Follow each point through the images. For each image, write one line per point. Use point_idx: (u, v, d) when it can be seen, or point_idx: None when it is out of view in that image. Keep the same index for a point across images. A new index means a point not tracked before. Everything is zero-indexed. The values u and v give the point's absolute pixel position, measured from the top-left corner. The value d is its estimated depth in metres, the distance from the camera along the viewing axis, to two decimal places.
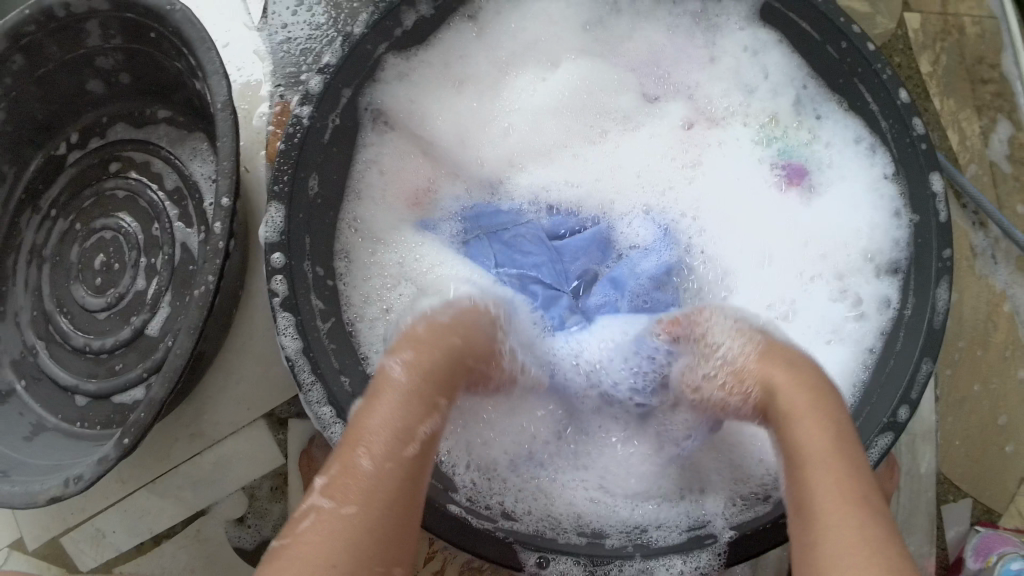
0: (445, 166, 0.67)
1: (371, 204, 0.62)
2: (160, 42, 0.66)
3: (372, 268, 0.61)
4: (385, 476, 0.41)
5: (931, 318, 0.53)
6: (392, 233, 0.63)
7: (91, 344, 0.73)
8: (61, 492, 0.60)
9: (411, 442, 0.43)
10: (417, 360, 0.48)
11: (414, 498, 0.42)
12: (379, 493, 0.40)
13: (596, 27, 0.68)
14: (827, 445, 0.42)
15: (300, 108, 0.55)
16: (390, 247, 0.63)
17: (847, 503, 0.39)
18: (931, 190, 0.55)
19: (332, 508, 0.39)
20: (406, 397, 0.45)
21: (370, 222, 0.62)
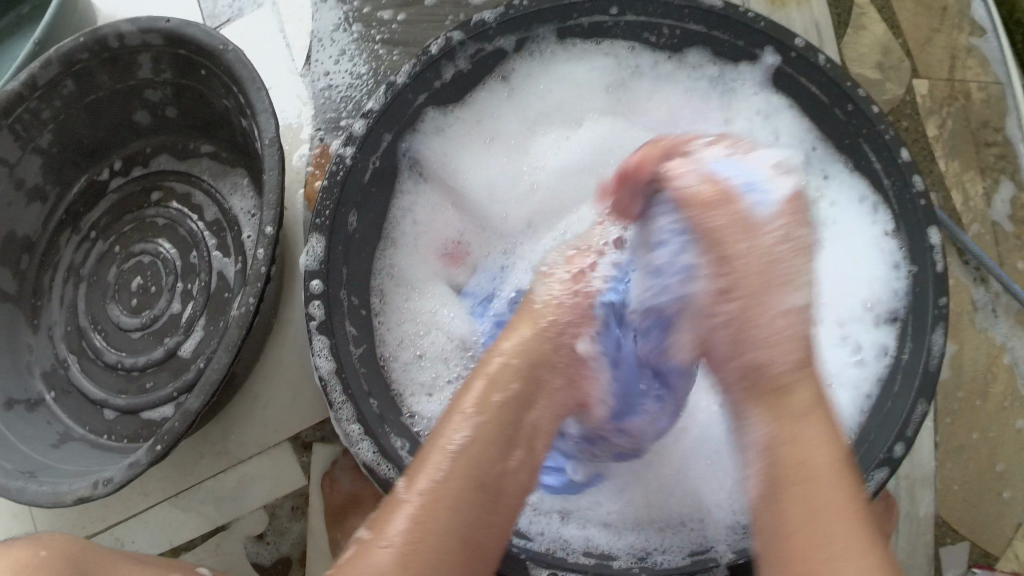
0: (474, 219, 0.70)
1: (406, 253, 0.66)
2: (210, 80, 0.70)
3: (406, 315, 0.64)
4: (435, 510, 0.46)
5: (927, 361, 0.57)
6: (426, 283, 0.67)
7: (123, 361, 0.75)
8: (90, 493, 0.63)
9: (444, 464, 0.48)
10: (484, 400, 0.51)
11: (473, 521, 0.47)
12: (426, 522, 0.45)
13: (618, 89, 0.70)
14: (821, 437, 0.47)
15: (343, 148, 0.58)
16: (424, 295, 0.66)
17: (837, 541, 0.42)
18: (929, 244, 0.59)
19: (370, 539, 0.45)
20: (466, 425, 0.50)
21: (406, 269, 0.66)
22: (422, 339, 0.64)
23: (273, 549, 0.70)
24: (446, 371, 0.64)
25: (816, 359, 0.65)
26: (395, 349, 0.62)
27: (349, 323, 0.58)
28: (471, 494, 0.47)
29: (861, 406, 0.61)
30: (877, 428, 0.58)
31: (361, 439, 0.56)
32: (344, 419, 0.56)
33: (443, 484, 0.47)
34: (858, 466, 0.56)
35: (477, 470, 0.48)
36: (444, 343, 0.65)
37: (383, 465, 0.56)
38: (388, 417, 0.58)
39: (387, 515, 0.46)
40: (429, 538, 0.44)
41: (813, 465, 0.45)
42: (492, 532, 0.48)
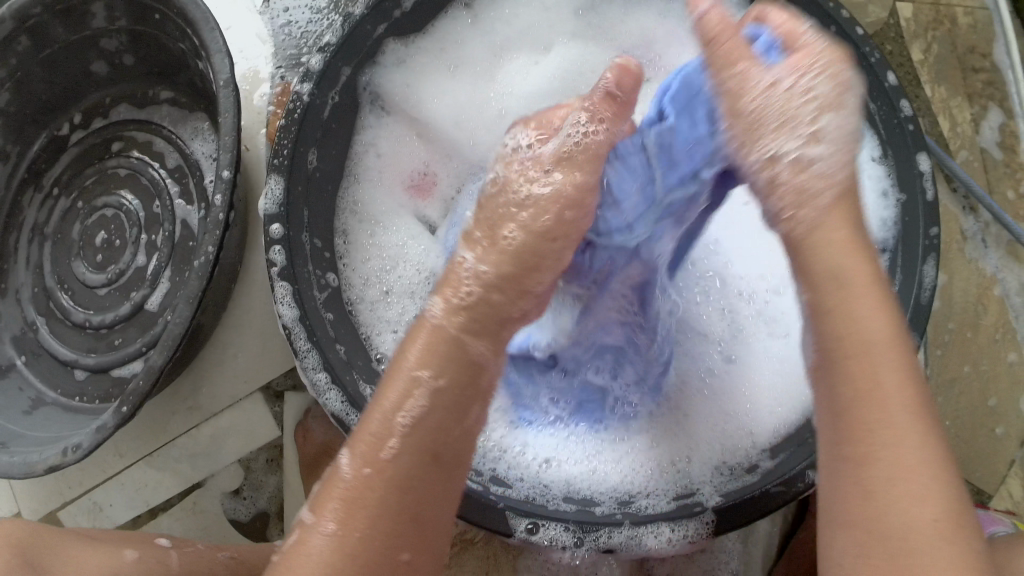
0: (441, 149, 0.68)
1: (370, 187, 0.64)
2: (164, 23, 0.68)
3: (371, 251, 0.63)
4: (379, 487, 0.42)
5: (918, 295, 0.55)
6: (390, 217, 0.65)
7: (91, 320, 0.73)
8: (59, 461, 0.61)
9: (390, 437, 0.44)
10: (428, 362, 0.45)
11: (421, 497, 0.43)
12: (366, 499, 0.42)
13: (587, 12, 0.69)
14: (886, 331, 0.39)
15: (300, 85, 0.57)
16: (389, 230, 0.64)
17: (902, 458, 0.37)
18: (918, 171, 0.58)
19: (312, 523, 0.43)
20: (402, 392, 0.44)
21: (370, 205, 0.64)
22: (388, 276, 0.63)
23: (249, 505, 0.69)
24: (411, 305, 0.63)
25: None
26: (361, 290, 0.61)
27: (312, 267, 0.56)
28: (421, 472, 0.43)
29: None
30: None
31: (329, 387, 0.53)
32: (309, 368, 0.53)
33: (389, 467, 0.43)
34: None
35: (428, 445, 0.44)
36: (412, 275, 0.64)
37: (351, 413, 0.53)
38: (356, 362, 0.56)
39: (334, 495, 0.43)
40: (372, 514, 0.42)
41: (868, 383, 0.39)
42: (445, 503, 0.44)
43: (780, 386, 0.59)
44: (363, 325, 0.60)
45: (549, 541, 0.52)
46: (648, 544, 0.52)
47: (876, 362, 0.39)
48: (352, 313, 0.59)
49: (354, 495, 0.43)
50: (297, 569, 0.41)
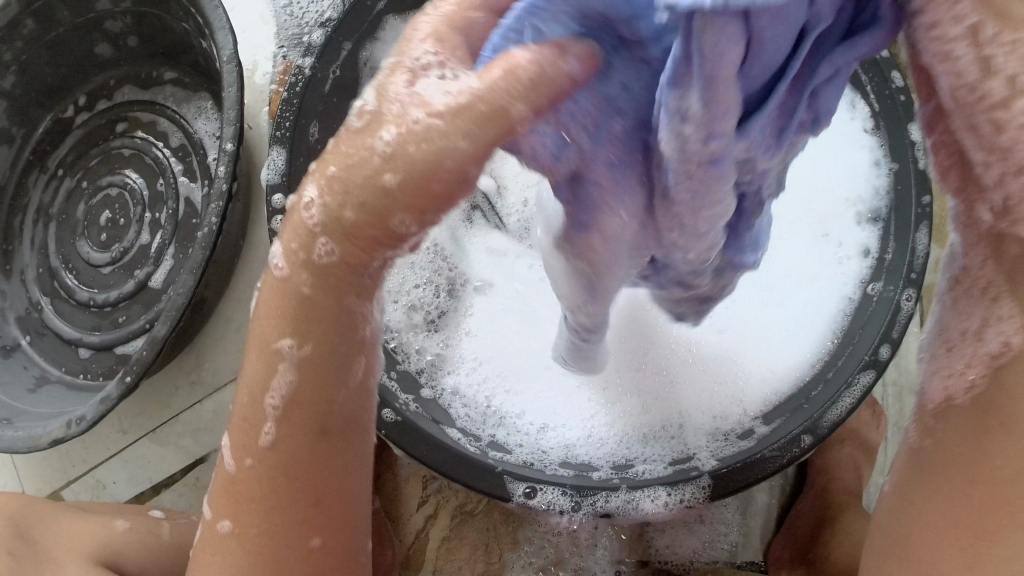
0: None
1: None
2: (168, 4, 0.70)
3: None
4: (266, 480, 0.40)
5: (912, 260, 0.55)
6: None
7: (95, 298, 0.74)
8: (64, 433, 0.62)
9: (264, 426, 0.39)
10: (272, 326, 0.37)
11: (318, 474, 0.40)
12: (256, 495, 0.40)
13: None
14: None
15: (303, 60, 0.60)
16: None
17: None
18: (912, 140, 0.58)
19: (217, 516, 0.42)
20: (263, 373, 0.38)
21: None
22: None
23: None
24: (413, 275, 0.63)
25: (805, 258, 0.62)
26: None
27: None
28: (302, 451, 0.39)
29: (845, 308, 0.59)
30: (861, 327, 0.56)
31: None
32: None
33: (272, 457, 0.39)
34: (843, 369, 0.54)
35: (311, 425, 0.39)
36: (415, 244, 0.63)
37: None
38: None
39: (228, 492, 0.41)
40: (262, 515, 0.40)
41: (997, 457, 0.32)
42: (340, 466, 0.41)
43: (779, 353, 0.59)
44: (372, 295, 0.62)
45: (547, 505, 0.52)
46: (645, 507, 0.53)
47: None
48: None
49: (246, 495, 0.41)
50: (212, 561, 0.42)
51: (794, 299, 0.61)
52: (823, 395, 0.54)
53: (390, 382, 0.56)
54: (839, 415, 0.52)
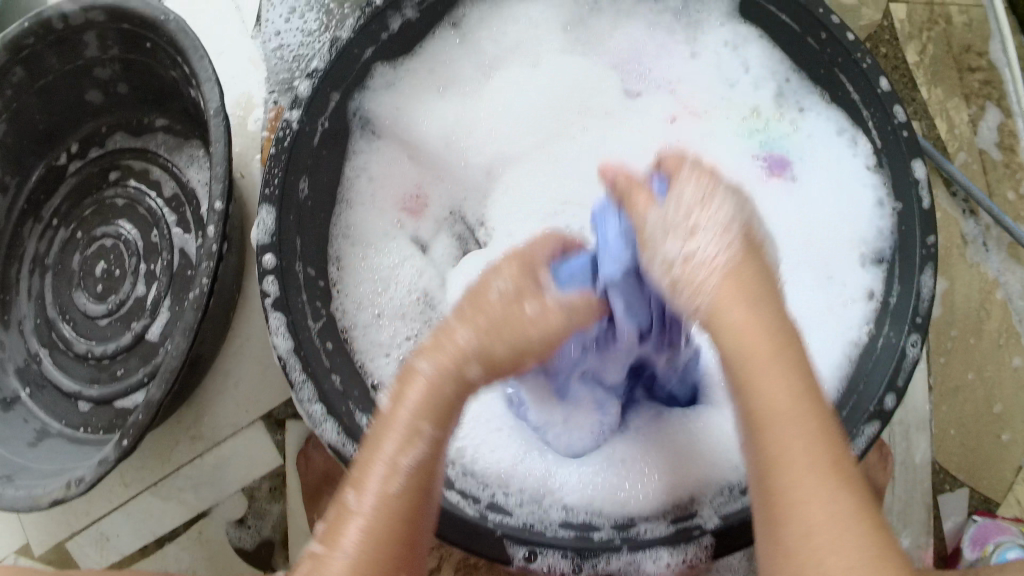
0: (433, 171, 0.71)
1: (362, 209, 0.66)
2: (155, 52, 0.69)
3: (362, 273, 0.64)
4: (388, 517, 0.39)
5: (916, 305, 0.54)
6: (381, 239, 0.66)
7: (93, 350, 0.74)
8: (65, 494, 0.61)
9: (395, 478, 0.39)
10: (423, 392, 0.41)
11: (416, 532, 0.40)
12: (374, 532, 0.38)
13: (576, 27, 0.71)
14: (787, 394, 0.38)
15: (289, 113, 0.58)
16: (381, 252, 0.66)
17: (827, 516, 0.35)
18: (914, 178, 0.57)
19: (319, 552, 0.39)
20: (404, 432, 0.40)
21: (363, 227, 0.65)
22: (381, 297, 0.64)
23: (255, 533, 0.69)
24: (403, 326, 0.64)
25: (808, 303, 0.62)
26: (354, 314, 0.62)
27: (305, 297, 0.56)
28: (420, 499, 0.40)
29: (851, 353, 0.58)
30: (865, 376, 0.55)
31: (324, 419, 0.53)
32: (305, 399, 0.53)
33: (394, 500, 0.39)
34: (848, 419, 0.53)
35: (428, 484, 0.41)
36: (404, 295, 0.65)
37: (349, 445, 0.53)
38: (352, 393, 0.55)
39: (338, 528, 0.39)
40: (374, 546, 0.38)
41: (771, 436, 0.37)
42: (430, 527, 0.42)
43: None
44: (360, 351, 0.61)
45: (548, 568, 0.52)
46: (647, 568, 0.52)
47: (787, 427, 0.37)
48: (346, 336, 0.60)
49: (356, 533, 0.38)
50: None
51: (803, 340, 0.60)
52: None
53: None
54: None
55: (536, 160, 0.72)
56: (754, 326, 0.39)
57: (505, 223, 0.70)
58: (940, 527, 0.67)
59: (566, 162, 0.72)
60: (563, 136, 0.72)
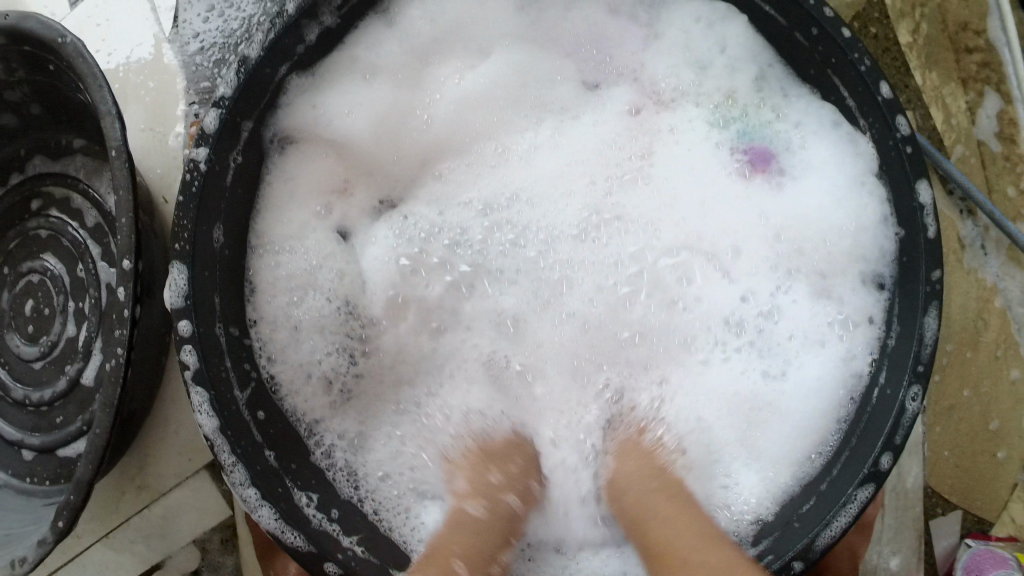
0: (360, 164, 0.63)
1: (280, 210, 0.59)
2: (61, 73, 0.63)
3: (280, 279, 0.58)
4: None
5: (919, 350, 0.50)
6: (297, 236, 0.60)
7: (30, 396, 0.70)
8: (9, 575, 0.58)
9: None
10: None
11: None
12: None
13: (530, 7, 0.62)
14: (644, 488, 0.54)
15: (195, 150, 0.50)
16: (298, 249, 0.60)
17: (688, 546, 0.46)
18: (918, 202, 0.51)
19: None
20: None
21: (278, 229, 0.59)
22: (294, 307, 0.59)
23: None
24: (322, 341, 0.60)
25: (798, 317, 0.60)
26: (270, 335, 0.57)
27: (228, 362, 0.52)
28: None
29: (852, 384, 0.56)
30: (862, 430, 0.52)
31: (260, 504, 0.49)
32: (238, 483, 0.49)
33: None
34: (842, 480, 0.50)
35: None
36: (323, 304, 0.60)
37: (288, 530, 0.49)
38: (289, 468, 0.53)
39: None
40: None
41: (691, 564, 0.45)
42: None
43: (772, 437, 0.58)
44: (286, 380, 0.57)
45: None
46: None
47: (646, 509, 0.52)
48: (270, 381, 0.56)
49: None
50: None
51: (798, 367, 0.59)
52: (816, 514, 0.50)
53: (332, 527, 0.52)
54: (832, 538, 0.49)
55: (487, 167, 0.65)
56: (630, 451, 0.58)
57: (431, 207, 0.65)
58: (931, 552, 0.63)
59: (518, 154, 0.66)
60: (513, 128, 0.66)
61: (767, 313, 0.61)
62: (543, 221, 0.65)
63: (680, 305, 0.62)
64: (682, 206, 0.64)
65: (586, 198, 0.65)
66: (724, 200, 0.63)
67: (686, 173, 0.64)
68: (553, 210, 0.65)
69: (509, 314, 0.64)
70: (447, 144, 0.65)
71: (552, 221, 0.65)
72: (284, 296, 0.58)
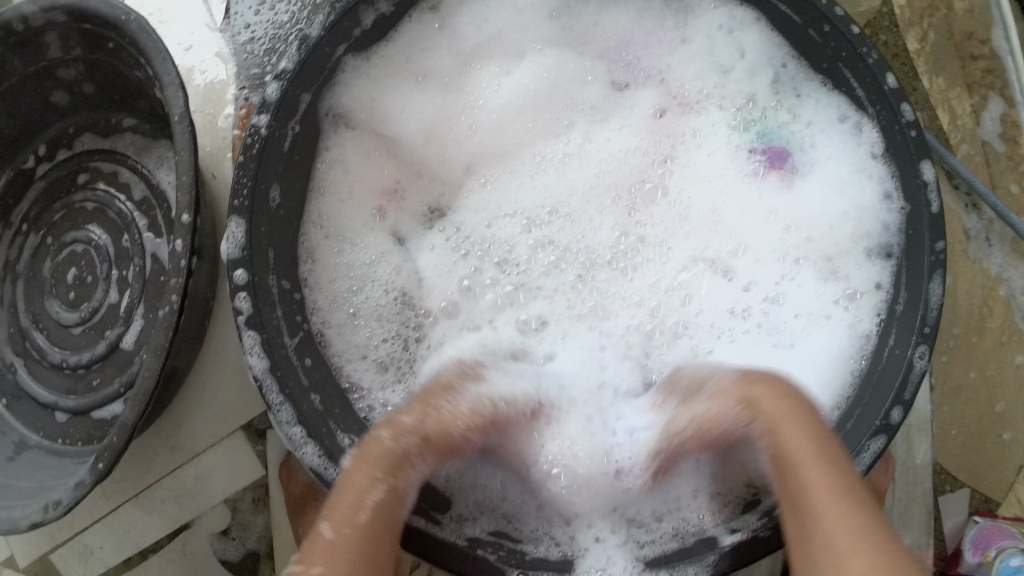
0: (411, 167, 0.68)
1: (337, 200, 0.63)
2: (120, 52, 0.65)
3: (338, 269, 0.62)
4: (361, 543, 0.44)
5: (925, 313, 0.53)
6: (359, 234, 0.64)
7: (67, 360, 0.72)
8: (42, 518, 0.59)
9: (360, 512, 0.45)
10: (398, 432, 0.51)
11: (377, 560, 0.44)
12: (347, 554, 0.43)
13: (563, 14, 0.68)
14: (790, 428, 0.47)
15: (257, 116, 0.54)
16: (357, 246, 0.64)
17: (839, 529, 0.40)
18: (923, 180, 0.55)
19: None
20: (373, 463, 0.48)
21: (339, 220, 0.63)
22: (354, 296, 0.62)
23: (239, 545, 0.67)
24: (379, 328, 0.62)
25: (808, 298, 0.63)
26: (329, 312, 0.60)
27: (279, 311, 0.54)
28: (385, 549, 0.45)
29: (861, 347, 0.59)
30: (873, 388, 0.54)
31: (305, 442, 0.52)
32: (284, 422, 0.52)
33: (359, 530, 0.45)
34: (854, 434, 0.52)
35: (386, 527, 0.46)
36: (381, 295, 0.64)
37: (330, 467, 0.52)
38: (332, 412, 0.55)
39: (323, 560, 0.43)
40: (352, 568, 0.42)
41: (802, 502, 0.43)
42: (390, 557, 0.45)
43: None
44: (335, 358, 0.59)
45: None
46: None
47: (797, 460, 0.45)
48: (324, 344, 0.59)
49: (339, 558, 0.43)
50: None
51: (804, 339, 0.62)
52: None
53: None
54: None
55: (524, 168, 0.69)
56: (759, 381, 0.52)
57: (480, 218, 0.68)
58: (939, 528, 0.66)
59: (555, 163, 0.69)
60: (548, 134, 0.70)
61: (774, 297, 0.64)
62: (583, 240, 0.67)
63: (687, 313, 0.65)
64: (701, 195, 0.68)
65: (614, 219, 0.68)
66: (738, 186, 0.67)
67: (710, 181, 0.68)
68: (590, 222, 0.68)
69: (534, 316, 0.65)
70: (490, 144, 0.69)
71: (589, 242, 0.67)
72: (343, 284, 0.62)
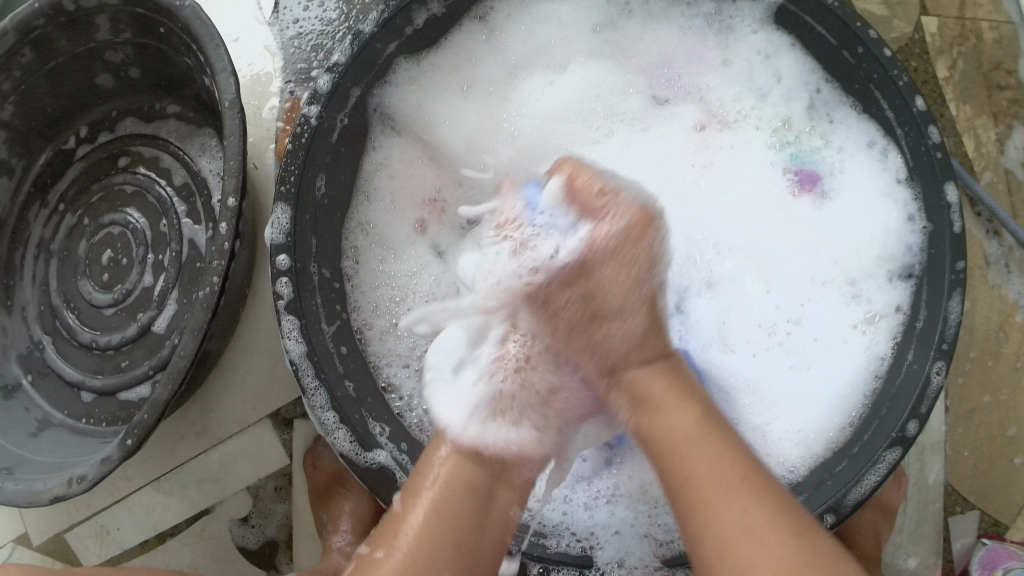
0: (451, 173, 0.68)
1: (382, 208, 0.65)
2: (170, 37, 0.66)
3: (382, 275, 0.64)
4: (434, 514, 0.49)
5: (942, 330, 0.55)
6: (403, 242, 0.65)
7: (98, 339, 0.73)
8: (65, 490, 0.60)
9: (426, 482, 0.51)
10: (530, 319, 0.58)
11: (465, 526, 0.50)
12: (426, 527, 0.49)
13: (606, 28, 0.69)
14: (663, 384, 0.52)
15: (307, 107, 0.55)
16: (400, 258, 0.65)
17: (716, 471, 0.46)
18: (946, 202, 0.56)
19: (373, 550, 0.49)
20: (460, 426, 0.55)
21: (383, 229, 0.64)
22: (398, 307, 0.63)
23: (258, 532, 0.68)
24: (423, 339, 0.63)
25: (828, 319, 0.64)
26: (371, 314, 0.62)
27: (319, 300, 0.56)
28: (460, 510, 0.50)
29: (874, 369, 0.60)
30: (891, 402, 0.56)
31: (337, 427, 0.53)
32: (318, 406, 0.53)
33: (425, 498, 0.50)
34: (869, 445, 0.54)
35: (461, 492, 0.51)
36: (423, 307, 0.64)
37: (362, 453, 0.54)
38: (366, 400, 0.56)
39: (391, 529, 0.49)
40: (427, 532, 0.48)
41: (687, 454, 0.47)
42: (484, 531, 0.51)
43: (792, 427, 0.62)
44: (375, 357, 0.61)
45: None
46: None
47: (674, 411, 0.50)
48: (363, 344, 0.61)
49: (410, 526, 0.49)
50: None
51: (824, 360, 0.63)
52: (847, 472, 0.54)
53: (401, 457, 0.56)
54: (863, 493, 0.53)
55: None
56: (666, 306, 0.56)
57: None
58: (949, 549, 0.66)
59: None
60: (587, 140, 0.70)
61: (795, 319, 0.65)
62: None
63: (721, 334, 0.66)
64: (728, 208, 0.69)
65: None
66: (768, 209, 0.68)
67: (741, 196, 0.69)
68: None
69: None
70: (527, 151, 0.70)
71: None
72: (384, 294, 0.63)
